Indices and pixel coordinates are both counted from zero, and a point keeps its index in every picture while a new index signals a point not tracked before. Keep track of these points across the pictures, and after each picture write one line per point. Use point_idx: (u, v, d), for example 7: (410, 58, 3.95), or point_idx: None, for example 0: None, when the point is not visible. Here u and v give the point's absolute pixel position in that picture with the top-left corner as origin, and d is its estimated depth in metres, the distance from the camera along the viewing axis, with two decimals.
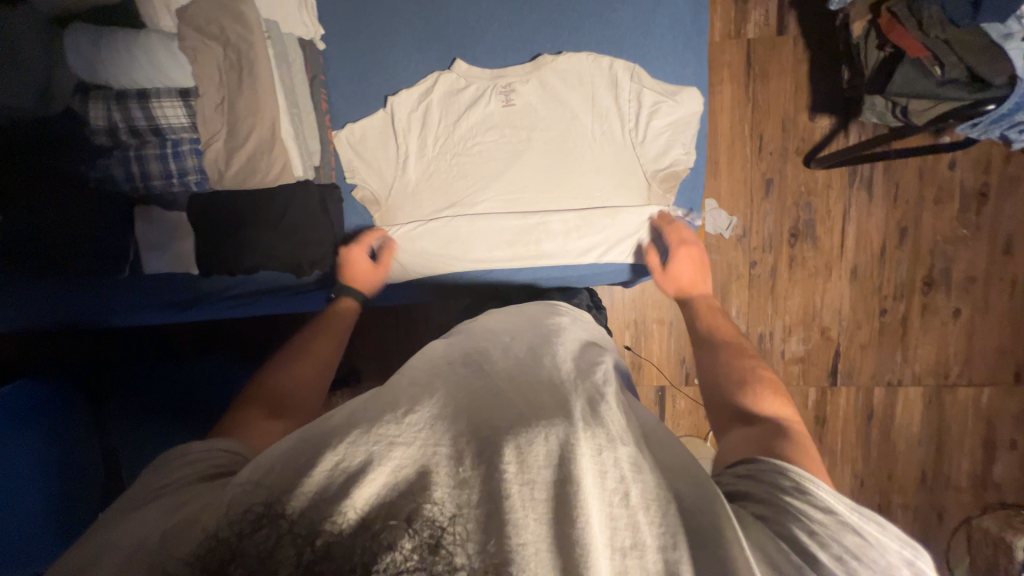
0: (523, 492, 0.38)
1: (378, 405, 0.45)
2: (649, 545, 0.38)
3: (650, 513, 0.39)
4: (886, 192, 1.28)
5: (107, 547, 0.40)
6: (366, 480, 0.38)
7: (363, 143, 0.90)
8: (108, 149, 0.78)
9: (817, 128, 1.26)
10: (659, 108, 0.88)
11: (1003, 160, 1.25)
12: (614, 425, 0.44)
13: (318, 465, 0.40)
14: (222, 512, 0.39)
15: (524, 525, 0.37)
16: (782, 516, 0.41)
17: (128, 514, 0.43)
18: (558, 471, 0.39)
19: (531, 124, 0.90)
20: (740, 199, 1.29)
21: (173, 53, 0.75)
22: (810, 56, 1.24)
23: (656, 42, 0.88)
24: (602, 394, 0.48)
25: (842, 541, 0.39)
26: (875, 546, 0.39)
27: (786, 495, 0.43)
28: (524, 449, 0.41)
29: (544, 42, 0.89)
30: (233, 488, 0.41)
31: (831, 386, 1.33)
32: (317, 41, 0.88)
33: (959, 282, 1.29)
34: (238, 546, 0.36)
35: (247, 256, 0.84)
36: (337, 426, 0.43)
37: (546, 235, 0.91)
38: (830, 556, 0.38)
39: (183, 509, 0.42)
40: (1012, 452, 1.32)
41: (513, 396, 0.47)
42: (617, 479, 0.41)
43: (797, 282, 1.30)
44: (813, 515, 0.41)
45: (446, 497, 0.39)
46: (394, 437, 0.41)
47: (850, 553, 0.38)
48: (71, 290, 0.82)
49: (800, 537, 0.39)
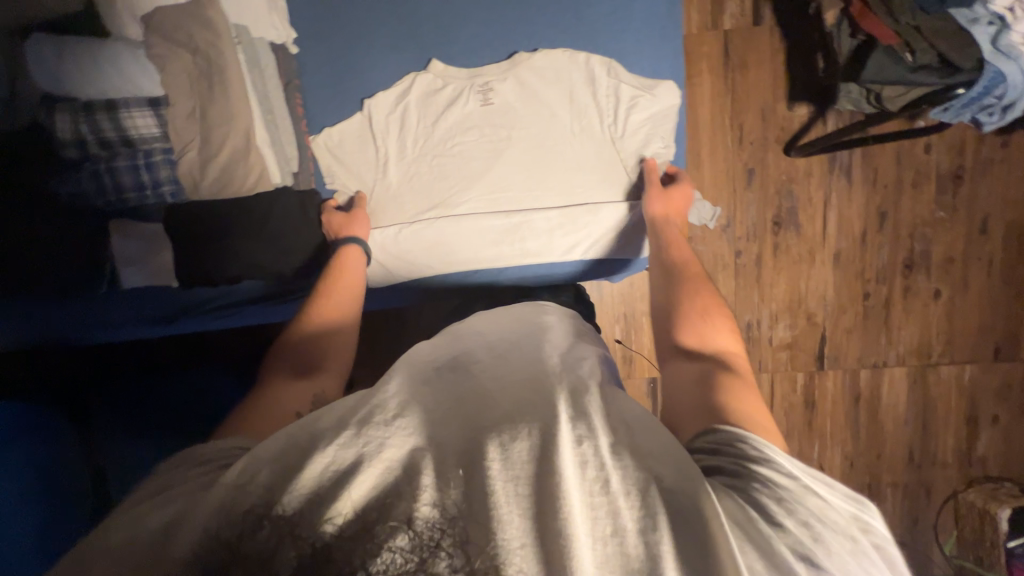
0: (508, 488, 0.39)
1: (363, 405, 0.45)
2: (630, 529, 0.38)
3: (630, 498, 0.39)
4: (864, 178, 1.30)
5: (90, 549, 0.39)
6: (356, 482, 0.38)
7: (341, 147, 0.90)
8: (76, 163, 0.75)
9: (795, 116, 1.27)
10: (636, 103, 0.89)
11: (976, 142, 1.28)
12: (597, 415, 0.44)
13: (307, 469, 0.39)
14: (205, 522, 0.39)
15: (509, 521, 0.37)
16: (748, 485, 0.42)
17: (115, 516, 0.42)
18: (540, 465, 0.40)
19: (510, 123, 0.90)
20: (722, 189, 1.30)
21: (141, 60, 0.73)
22: (786, 46, 1.25)
23: (633, 36, 0.88)
24: (586, 386, 0.48)
25: (805, 504, 0.40)
26: (832, 507, 0.41)
27: (751, 464, 0.43)
28: (508, 445, 0.41)
29: (520, 39, 0.88)
30: (215, 495, 0.40)
31: (819, 371, 1.35)
32: (290, 45, 0.87)
33: (938, 263, 1.32)
34: (238, 551, 0.37)
35: (229, 266, 0.83)
36: (325, 429, 0.42)
37: (530, 234, 0.91)
38: (796, 522, 0.39)
39: (166, 509, 0.41)
40: (994, 427, 1.36)
41: (499, 394, 0.47)
42: (598, 468, 0.40)
43: (782, 269, 1.32)
44: (777, 480, 0.42)
45: (433, 497, 0.39)
46: (383, 438, 0.41)
47: (814, 516, 0.39)
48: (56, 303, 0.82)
49: (767, 504, 0.40)
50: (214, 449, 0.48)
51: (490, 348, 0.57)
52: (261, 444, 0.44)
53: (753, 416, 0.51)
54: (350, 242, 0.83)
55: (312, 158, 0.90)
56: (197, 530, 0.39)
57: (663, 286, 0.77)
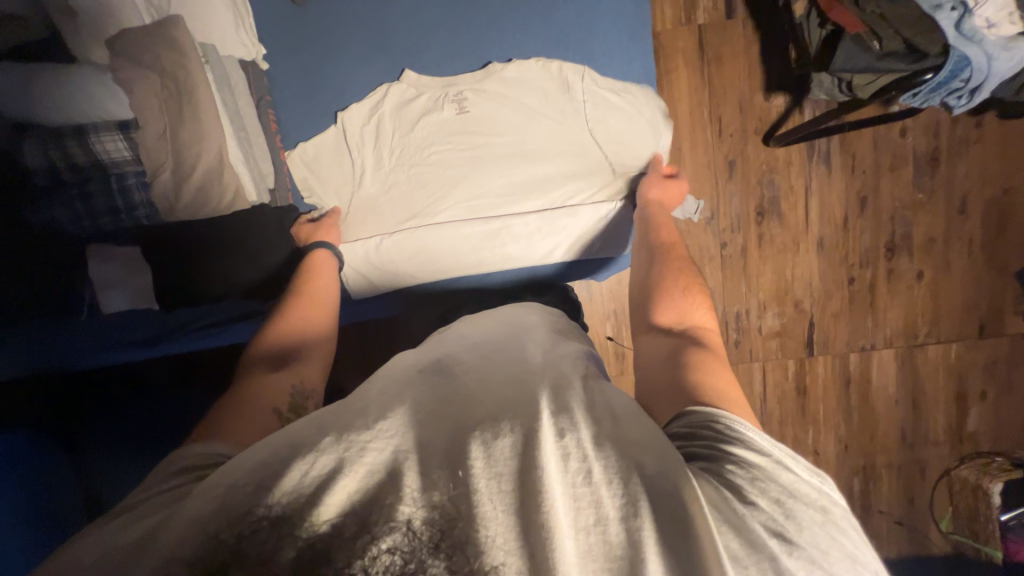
0: (491, 486, 0.39)
1: (347, 413, 0.45)
2: (612, 518, 0.38)
3: (612, 487, 0.39)
4: (843, 164, 1.31)
5: (70, 560, 0.39)
6: (338, 486, 0.38)
7: (317, 160, 0.90)
8: (48, 190, 0.75)
9: (772, 107, 1.28)
10: (610, 104, 0.90)
11: (951, 124, 1.30)
12: (579, 409, 0.45)
13: (287, 475, 0.39)
14: (184, 530, 0.38)
15: (492, 517, 0.37)
16: (722, 466, 0.42)
17: (96, 528, 0.42)
18: (522, 460, 0.40)
19: (487, 127, 0.91)
20: (705, 182, 1.31)
21: (108, 85, 0.72)
22: (759, 38, 1.26)
23: (602, 37, 0.89)
24: (568, 380, 0.49)
25: (776, 480, 0.41)
26: (804, 480, 0.41)
27: (727, 444, 0.44)
28: (491, 443, 0.41)
29: (491, 46, 0.89)
30: (193, 499, 0.40)
31: (809, 357, 1.36)
32: (260, 61, 0.88)
33: (919, 245, 1.34)
34: (239, 550, 0.37)
35: (210, 286, 0.83)
36: (308, 436, 0.43)
37: (510, 238, 0.91)
38: (768, 500, 0.40)
39: (147, 519, 0.41)
40: (983, 403, 1.38)
41: (481, 394, 0.47)
42: (580, 459, 0.40)
43: (767, 258, 1.33)
44: (751, 461, 0.42)
45: (418, 499, 0.39)
46: (366, 441, 0.41)
47: (785, 493, 0.40)
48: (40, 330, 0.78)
49: (741, 485, 0.41)
50: (198, 455, 0.48)
51: (472, 348, 0.57)
52: (243, 452, 0.45)
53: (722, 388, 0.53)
54: (319, 248, 0.84)
55: (288, 173, 0.92)
56: (176, 539, 0.38)
57: (647, 267, 0.78)
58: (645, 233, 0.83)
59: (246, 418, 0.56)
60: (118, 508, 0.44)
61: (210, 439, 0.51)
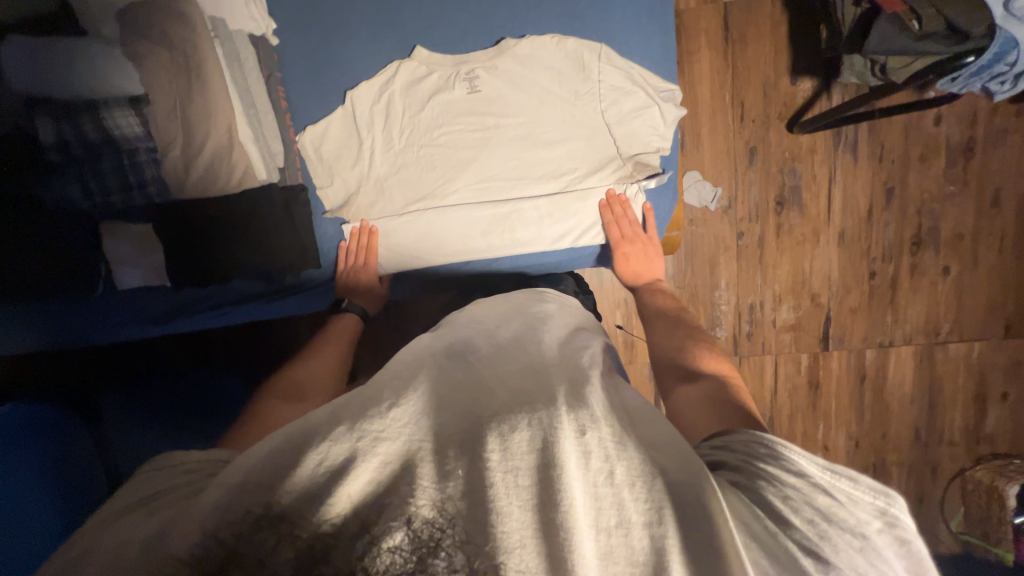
0: (508, 480, 0.38)
1: (360, 400, 0.45)
2: (635, 522, 0.38)
3: (635, 489, 0.39)
4: (871, 153, 1.26)
5: (91, 547, 0.40)
6: (351, 477, 0.38)
7: (325, 139, 0.87)
8: (61, 166, 0.75)
9: (799, 91, 1.23)
10: (631, 88, 0.87)
11: (989, 112, 1.23)
12: (596, 406, 0.45)
13: (302, 465, 0.39)
14: (199, 520, 0.39)
15: (508, 513, 0.37)
16: (753, 483, 0.41)
17: (112, 520, 0.43)
18: (540, 456, 0.40)
19: (501, 109, 0.89)
20: (723, 169, 1.27)
21: (118, 59, 0.72)
22: (788, 17, 1.20)
23: (620, 16, 0.87)
24: (586, 378, 0.49)
25: (813, 503, 0.39)
26: (847, 507, 0.39)
27: (758, 462, 0.42)
28: (508, 437, 0.41)
29: (504, 24, 0.87)
30: (207, 494, 0.41)
31: (823, 351, 1.33)
32: (270, 36, 0.84)
33: (947, 240, 1.28)
34: (237, 548, 0.37)
35: (220, 269, 0.84)
36: (319, 424, 0.43)
37: (520, 222, 0.90)
38: (802, 519, 0.38)
39: (162, 514, 0.42)
40: (1003, 404, 1.34)
41: (496, 387, 0.47)
42: (602, 459, 0.41)
43: (785, 250, 1.30)
44: (785, 480, 0.40)
45: (432, 493, 0.39)
46: (378, 431, 0.41)
47: (821, 514, 0.38)
48: (64, 308, 0.84)
49: (772, 502, 0.39)
50: (205, 458, 0.50)
51: (489, 338, 0.58)
52: (249, 448, 0.44)
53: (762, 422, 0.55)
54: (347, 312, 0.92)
55: (297, 154, 0.88)
56: (189, 534, 0.38)
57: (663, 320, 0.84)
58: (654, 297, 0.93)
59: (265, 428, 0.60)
60: (136, 498, 0.45)
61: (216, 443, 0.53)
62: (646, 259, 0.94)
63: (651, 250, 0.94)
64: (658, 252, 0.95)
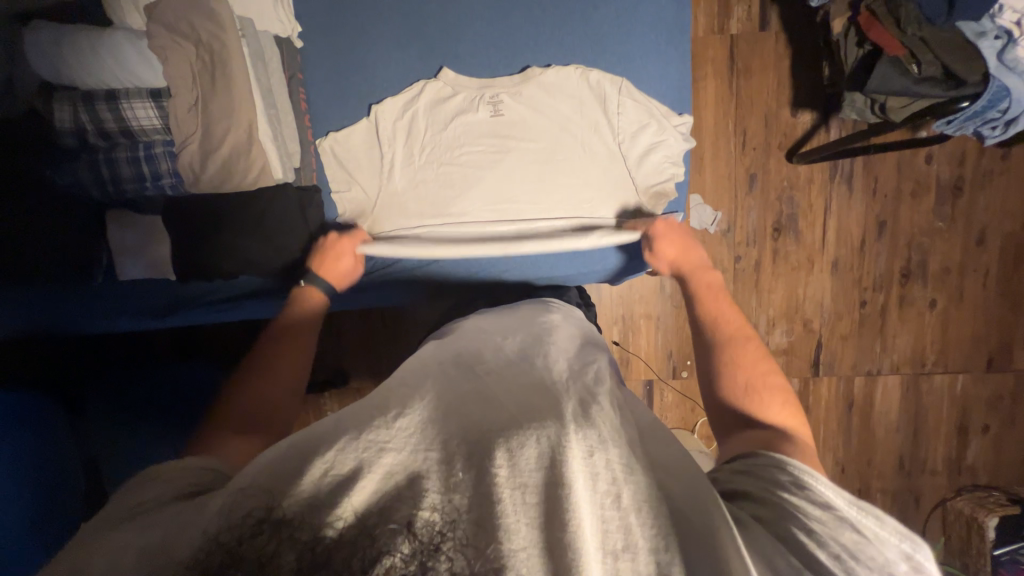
0: (515, 496, 0.38)
1: (368, 410, 0.45)
2: (641, 547, 0.38)
3: (641, 514, 0.39)
4: (865, 186, 1.30)
5: (86, 560, 0.38)
6: (357, 488, 0.38)
7: (347, 148, 0.90)
8: (75, 152, 0.75)
9: (799, 123, 1.27)
10: (647, 126, 0.91)
11: (977, 154, 1.29)
12: (605, 425, 0.45)
13: (308, 473, 0.39)
14: (207, 529, 0.37)
15: (515, 530, 0.37)
16: (780, 516, 0.41)
17: (105, 531, 0.40)
18: (549, 473, 0.40)
19: (521, 134, 0.92)
20: (724, 194, 1.30)
21: (142, 49, 0.72)
22: (791, 52, 1.25)
23: (639, 40, 0.90)
24: (593, 396, 0.49)
25: (839, 539, 0.39)
26: (873, 543, 0.40)
27: (785, 492, 0.43)
28: (516, 453, 0.41)
29: (529, 53, 0.90)
30: (214, 504, 0.39)
31: (813, 377, 1.36)
32: (294, 38, 0.87)
33: (935, 274, 1.33)
34: (236, 554, 0.35)
35: (225, 262, 0.82)
36: (327, 433, 0.42)
37: (535, 243, 0.93)
38: (829, 557, 0.39)
39: (161, 525, 0.39)
40: (984, 436, 1.37)
41: (504, 400, 0.47)
42: (609, 481, 0.41)
43: (780, 275, 1.33)
44: (812, 512, 0.41)
45: (437, 504, 0.38)
46: (385, 444, 0.41)
47: (847, 551, 0.39)
48: (68, 301, 0.83)
49: (799, 536, 0.40)
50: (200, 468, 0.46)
51: (496, 350, 0.58)
52: (255, 460, 0.42)
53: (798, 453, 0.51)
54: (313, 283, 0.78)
55: (314, 155, 0.91)
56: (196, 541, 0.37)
57: None
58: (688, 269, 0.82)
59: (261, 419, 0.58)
60: (131, 507, 0.42)
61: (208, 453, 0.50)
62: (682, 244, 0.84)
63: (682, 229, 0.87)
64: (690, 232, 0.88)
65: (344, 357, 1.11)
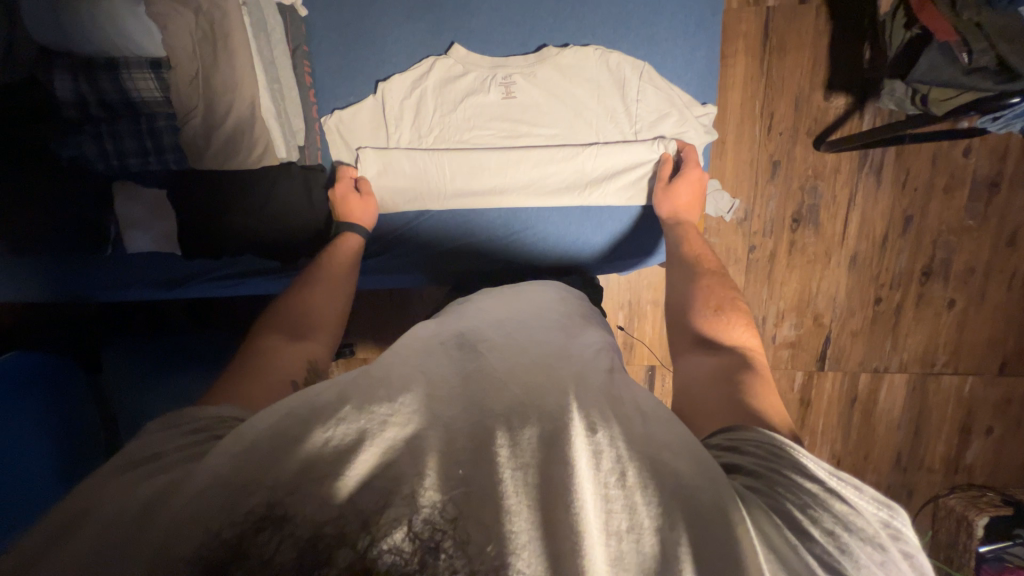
0: (517, 476, 0.38)
1: (369, 381, 0.45)
2: (646, 527, 0.37)
3: (646, 493, 0.38)
4: (895, 178, 1.24)
5: (91, 507, 0.38)
6: (357, 459, 0.38)
7: (351, 128, 0.88)
8: (78, 123, 0.74)
9: (831, 108, 1.20)
10: (665, 117, 0.87)
11: (1021, 149, 1.20)
12: (607, 407, 0.45)
13: (308, 441, 0.39)
14: (204, 488, 0.37)
15: (518, 512, 0.36)
16: (774, 491, 0.41)
17: (110, 479, 0.41)
18: (548, 454, 0.39)
19: (532, 118, 0.88)
20: (743, 180, 1.25)
21: (140, 17, 0.68)
22: (831, 29, 1.16)
23: (665, 20, 0.84)
24: (594, 376, 0.49)
25: (829, 512, 0.39)
26: (858, 514, 0.40)
27: (777, 467, 0.43)
28: (518, 433, 0.41)
29: (546, 32, 0.86)
30: (211, 460, 0.40)
31: (819, 371, 1.35)
32: (300, 7, 0.83)
33: (958, 273, 1.28)
34: (240, 550, 0.34)
35: (231, 243, 0.86)
36: (325, 403, 0.43)
37: (542, 228, 0.91)
38: (821, 531, 0.38)
39: (162, 477, 0.40)
40: (986, 437, 1.36)
41: (508, 378, 0.47)
42: (614, 460, 0.40)
43: (795, 267, 1.29)
44: (803, 485, 0.41)
45: (436, 485, 0.37)
46: (386, 416, 0.41)
47: (838, 525, 0.39)
48: (88, 268, 0.87)
49: (792, 511, 0.39)
50: (213, 417, 0.48)
51: (496, 327, 0.57)
52: (254, 416, 0.44)
53: (780, 422, 0.51)
54: (350, 230, 0.84)
55: (319, 133, 0.89)
56: (192, 504, 0.37)
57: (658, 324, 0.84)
58: (680, 244, 0.82)
59: (260, 382, 0.56)
60: (137, 457, 0.43)
61: (222, 402, 0.51)
62: (696, 192, 0.85)
63: (695, 180, 0.84)
64: (703, 180, 0.85)
65: (350, 330, 1.13)
